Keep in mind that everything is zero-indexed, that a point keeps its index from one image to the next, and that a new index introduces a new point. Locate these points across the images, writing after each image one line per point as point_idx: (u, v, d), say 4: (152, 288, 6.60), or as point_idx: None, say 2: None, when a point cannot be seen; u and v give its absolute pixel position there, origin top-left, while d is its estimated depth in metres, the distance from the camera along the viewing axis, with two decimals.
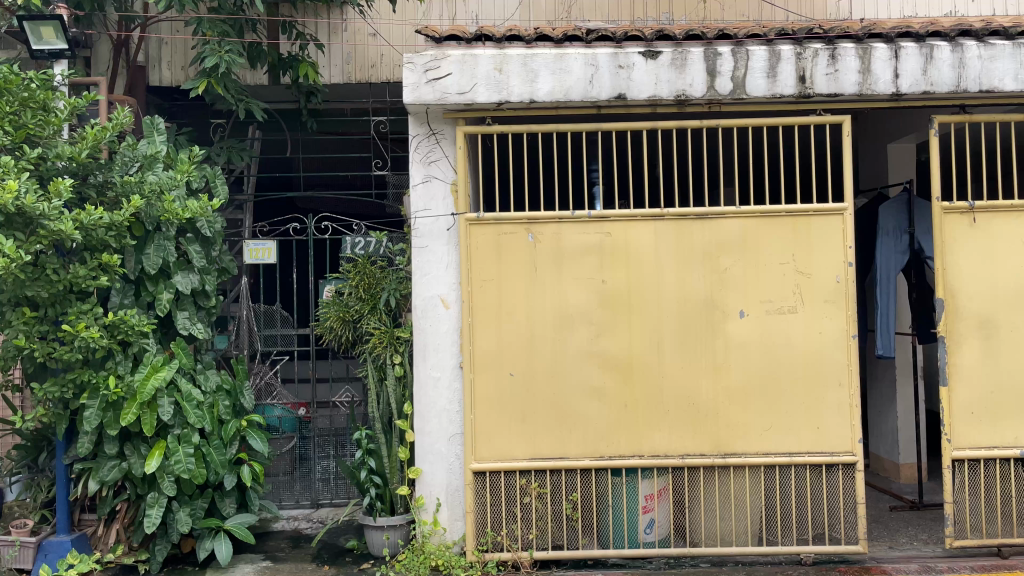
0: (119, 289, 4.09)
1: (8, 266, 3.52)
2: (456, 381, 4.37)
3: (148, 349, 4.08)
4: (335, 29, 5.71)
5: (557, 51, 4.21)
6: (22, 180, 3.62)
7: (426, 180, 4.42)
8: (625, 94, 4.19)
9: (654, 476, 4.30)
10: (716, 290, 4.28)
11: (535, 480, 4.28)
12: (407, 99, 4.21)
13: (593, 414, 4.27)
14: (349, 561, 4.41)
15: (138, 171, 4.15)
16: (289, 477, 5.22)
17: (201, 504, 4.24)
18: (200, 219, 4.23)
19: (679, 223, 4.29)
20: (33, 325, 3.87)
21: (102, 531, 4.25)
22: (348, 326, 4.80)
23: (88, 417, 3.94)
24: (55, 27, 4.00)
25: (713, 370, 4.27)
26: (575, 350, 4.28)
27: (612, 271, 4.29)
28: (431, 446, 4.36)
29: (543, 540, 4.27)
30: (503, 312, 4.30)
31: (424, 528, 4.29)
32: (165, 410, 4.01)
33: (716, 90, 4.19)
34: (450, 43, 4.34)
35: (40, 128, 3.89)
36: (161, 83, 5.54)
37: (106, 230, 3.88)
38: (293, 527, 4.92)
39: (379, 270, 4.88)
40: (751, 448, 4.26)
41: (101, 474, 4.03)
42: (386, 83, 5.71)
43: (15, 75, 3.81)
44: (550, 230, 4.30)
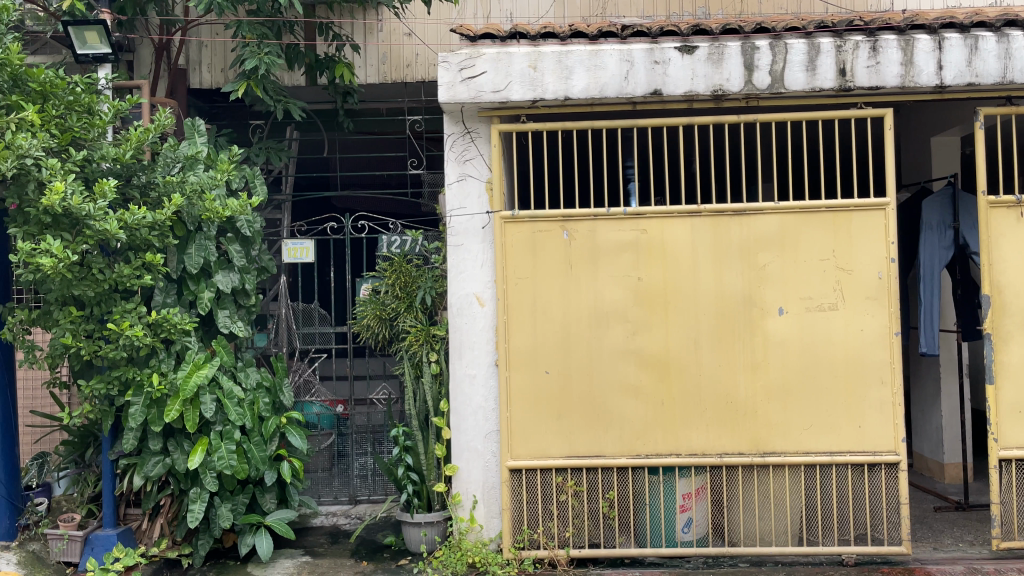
0: (162, 288, 4.19)
1: (57, 266, 3.61)
2: (491, 379, 4.37)
3: (190, 347, 4.16)
4: (371, 29, 5.74)
5: (592, 48, 4.19)
6: (68, 182, 3.71)
7: (460, 178, 4.43)
8: (661, 90, 4.16)
9: (692, 475, 4.28)
10: (754, 288, 4.23)
11: (571, 478, 4.27)
12: (442, 97, 4.22)
13: (629, 413, 4.25)
14: (388, 557, 4.45)
15: (180, 172, 4.23)
16: (328, 474, 5.28)
17: (243, 499, 4.32)
18: (240, 218, 4.30)
19: (716, 219, 4.24)
20: (80, 324, 3.95)
21: (147, 526, 4.32)
22: (385, 323, 4.88)
23: (132, 414, 4.01)
24: (99, 32, 4.07)
25: (751, 368, 4.22)
26: (610, 349, 4.27)
27: (648, 268, 4.26)
28: (466, 443, 4.37)
29: (579, 539, 4.27)
30: (539, 310, 4.30)
31: (461, 524, 4.31)
32: (207, 407, 4.08)
33: (754, 85, 4.14)
34: (484, 42, 4.35)
35: (86, 131, 3.98)
36: (201, 85, 5.67)
37: (149, 230, 3.95)
38: (331, 523, 4.98)
39: (415, 269, 4.92)
40: (790, 447, 4.21)
41: (145, 469, 4.12)
42: (421, 82, 5.73)
43: (61, 79, 3.91)
44: (585, 227, 4.29)
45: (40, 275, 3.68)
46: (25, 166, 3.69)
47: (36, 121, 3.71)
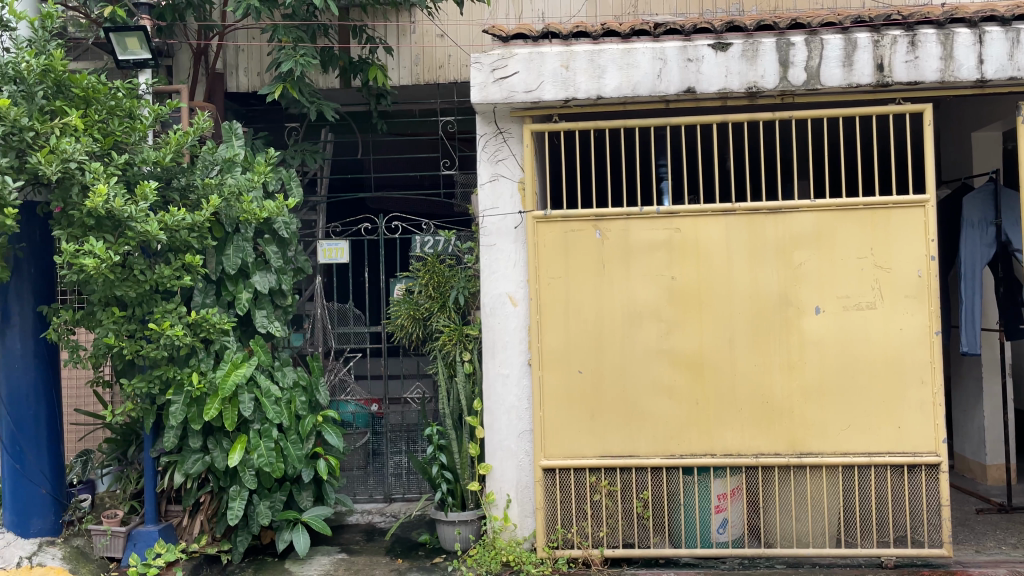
0: (201, 289, 4.27)
1: (100, 267, 3.69)
2: (524, 379, 4.38)
3: (229, 346, 4.22)
4: (404, 31, 5.78)
5: (624, 46, 4.18)
6: (111, 185, 3.78)
7: (493, 178, 4.43)
8: (694, 87, 4.14)
9: (727, 476, 4.25)
10: (790, 286, 4.19)
11: (605, 478, 4.27)
12: (474, 98, 4.25)
13: (663, 413, 4.23)
14: (422, 555, 4.47)
15: (218, 174, 4.31)
16: (363, 472, 5.33)
17: (280, 496, 4.38)
18: (277, 219, 4.37)
19: (751, 218, 4.20)
20: (123, 324, 4.03)
21: (187, 522, 4.39)
22: (418, 324, 4.92)
23: (173, 412, 4.09)
24: (140, 38, 4.14)
25: (787, 368, 4.18)
26: (644, 348, 4.25)
27: (682, 267, 4.24)
28: (500, 442, 4.38)
29: (613, 539, 4.26)
30: (572, 310, 4.30)
31: (495, 523, 4.32)
32: (246, 406, 4.15)
33: (789, 81, 4.10)
34: (517, 42, 4.36)
35: (127, 135, 4.06)
36: (238, 89, 5.74)
37: (188, 231, 4.02)
38: (366, 521, 5.03)
39: (448, 269, 4.94)
40: (827, 447, 4.16)
41: (186, 467, 4.19)
42: (453, 83, 5.76)
43: (103, 84, 3.99)
44: (618, 226, 4.28)
45: (84, 276, 3.76)
46: (69, 170, 3.77)
47: (80, 126, 3.80)
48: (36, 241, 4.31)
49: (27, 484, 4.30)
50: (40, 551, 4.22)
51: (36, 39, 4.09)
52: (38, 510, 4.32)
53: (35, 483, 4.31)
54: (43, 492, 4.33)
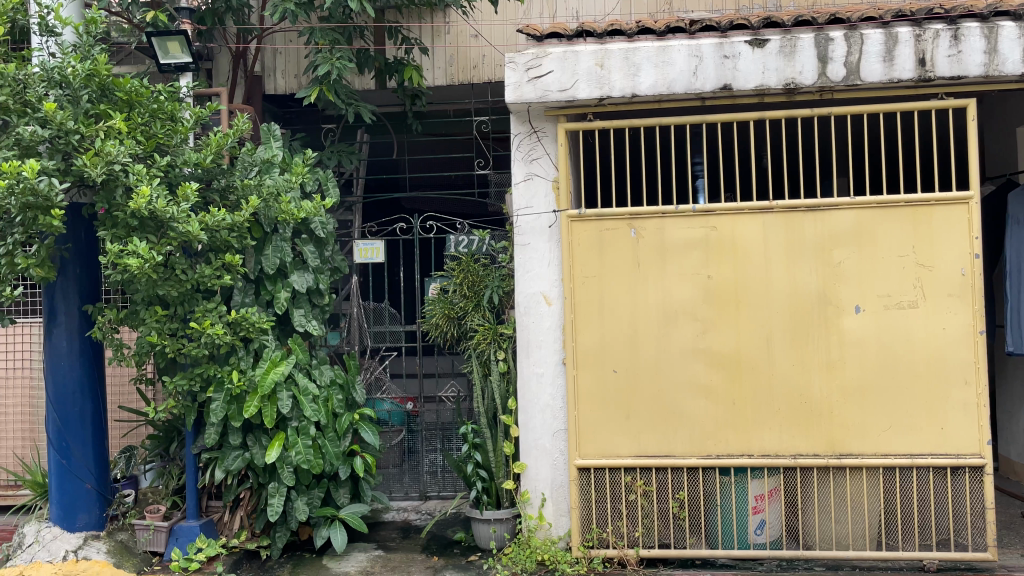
0: (241, 288, 4.34)
1: (143, 266, 3.76)
2: (559, 378, 4.38)
3: (268, 345, 4.30)
4: (438, 32, 5.81)
5: (660, 44, 4.16)
6: (154, 186, 3.85)
7: (527, 178, 4.45)
8: (730, 84, 4.10)
9: (765, 476, 4.21)
10: (830, 285, 4.13)
11: (640, 478, 4.25)
12: (509, 98, 4.26)
13: (699, 413, 4.20)
14: (458, 553, 4.50)
15: (257, 175, 4.38)
16: (399, 470, 5.38)
17: (318, 493, 4.43)
18: (314, 219, 4.44)
19: (789, 216, 4.16)
20: (165, 322, 4.10)
21: (228, 518, 4.47)
22: (453, 323, 4.95)
23: (213, 410, 4.17)
24: (181, 42, 4.21)
25: (826, 368, 4.13)
26: (680, 348, 4.22)
27: (718, 265, 4.20)
28: (534, 441, 4.39)
29: (649, 539, 4.24)
30: (607, 309, 4.29)
31: (529, 522, 4.34)
32: (284, 404, 4.22)
33: (828, 77, 4.05)
34: (551, 41, 4.36)
35: (169, 137, 4.14)
36: (276, 91, 5.82)
37: (229, 231, 4.09)
38: (403, 518, 5.07)
39: (482, 268, 4.97)
40: (867, 449, 4.10)
41: (226, 463, 4.26)
42: (488, 83, 5.77)
43: (145, 88, 4.07)
44: (653, 224, 4.26)
45: (127, 275, 3.83)
46: (114, 172, 3.85)
47: (124, 128, 3.87)
48: (82, 241, 4.40)
49: (72, 480, 4.39)
50: (85, 546, 4.30)
51: (80, 44, 4.19)
52: (84, 505, 4.40)
53: (80, 479, 4.40)
54: (88, 487, 4.42)
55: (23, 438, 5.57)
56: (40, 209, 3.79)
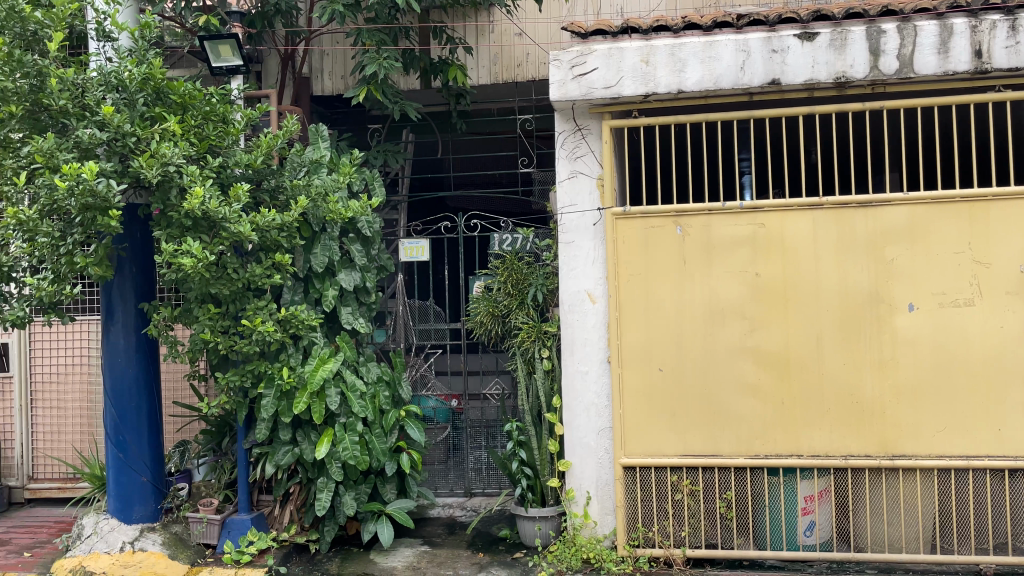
0: (291, 287, 4.43)
1: (196, 266, 3.84)
2: (604, 376, 4.36)
3: (316, 342, 4.37)
4: (483, 31, 5.82)
5: (706, 39, 4.12)
6: (207, 187, 3.94)
7: (572, 175, 4.43)
8: (779, 79, 4.04)
9: (815, 477, 4.14)
10: (882, 283, 4.05)
11: (687, 477, 4.22)
12: (553, 96, 4.27)
13: (747, 412, 4.15)
14: (503, 550, 4.52)
15: (306, 175, 4.47)
16: (444, 466, 5.42)
17: (365, 489, 4.50)
18: (361, 218, 4.51)
19: (840, 212, 4.08)
20: (218, 320, 4.19)
21: (278, 512, 4.56)
22: (497, 320, 4.97)
23: (264, 406, 4.25)
24: (232, 46, 4.30)
25: (878, 368, 4.05)
26: (727, 346, 4.18)
27: (766, 263, 4.15)
28: (579, 440, 4.38)
29: (696, 538, 4.22)
30: (652, 307, 4.26)
31: (575, 520, 4.33)
32: (332, 400, 4.30)
33: (881, 70, 3.96)
34: (596, 38, 4.34)
35: (221, 138, 4.23)
36: (323, 92, 5.89)
37: (279, 231, 4.17)
38: (448, 514, 5.12)
39: (526, 266, 4.97)
40: (921, 450, 4.01)
41: (277, 458, 4.33)
42: (532, 81, 5.77)
43: (198, 91, 4.16)
44: (699, 222, 4.21)
45: (181, 274, 3.92)
46: (169, 173, 3.94)
47: (178, 130, 3.96)
48: (137, 241, 4.52)
49: (129, 473, 4.51)
50: (141, 537, 4.39)
51: (136, 48, 4.29)
52: (140, 498, 4.52)
53: (137, 472, 4.52)
54: (144, 480, 4.53)
55: (81, 431, 5.76)
56: (99, 210, 3.89)
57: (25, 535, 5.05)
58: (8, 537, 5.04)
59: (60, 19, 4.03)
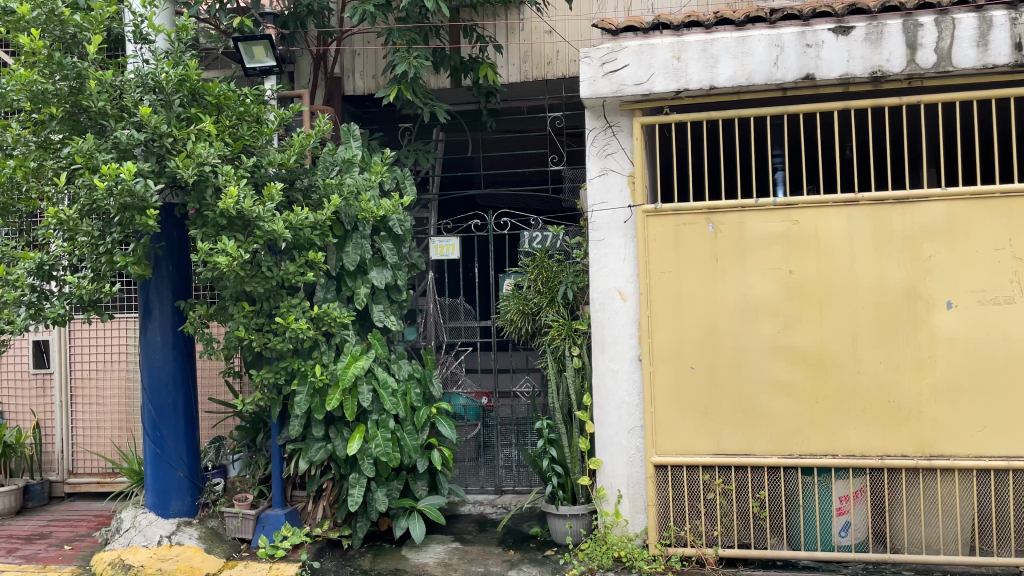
0: (323, 284, 4.48)
1: (231, 264, 3.89)
2: (635, 374, 4.34)
3: (348, 340, 4.42)
4: (513, 29, 5.83)
5: (739, 35, 4.08)
6: (241, 187, 3.99)
7: (602, 173, 4.42)
8: (814, 74, 3.99)
9: (850, 477, 4.08)
10: (919, 280, 3.99)
11: (719, 476, 4.19)
12: (584, 93, 4.26)
13: (780, 411, 4.11)
14: (534, 548, 4.52)
15: (338, 174, 4.52)
16: (475, 463, 5.44)
17: (397, 485, 4.52)
18: (393, 217, 4.54)
19: (876, 208, 4.02)
20: (252, 318, 4.23)
21: (312, 507, 4.61)
22: (528, 318, 4.96)
23: (298, 402, 4.32)
24: (266, 46, 4.35)
25: (916, 366, 3.98)
26: (760, 344, 4.14)
27: (801, 260, 4.10)
28: (610, 438, 4.37)
29: (728, 539, 4.19)
30: (684, 305, 4.23)
31: (606, 519, 4.32)
32: (364, 397, 4.34)
33: (918, 64, 3.90)
34: (627, 35, 4.33)
35: (255, 138, 4.29)
36: (355, 92, 5.95)
37: (311, 230, 4.21)
38: (479, 512, 5.15)
39: (556, 264, 4.97)
40: (960, 450, 3.94)
41: (310, 455, 4.40)
42: (562, 78, 5.78)
43: (232, 91, 4.22)
44: (732, 218, 4.18)
45: (217, 272, 3.97)
46: (204, 173, 4.00)
47: (214, 131, 4.02)
48: (174, 240, 4.59)
49: (166, 467, 4.59)
50: (178, 531, 4.46)
51: (172, 50, 4.36)
52: (177, 492, 4.60)
53: (174, 467, 4.60)
54: (181, 475, 4.62)
55: (119, 427, 5.87)
56: (137, 210, 3.96)
57: (66, 528, 5.17)
58: (49, 530, 5.15)
59: (98, 22, 4.10)
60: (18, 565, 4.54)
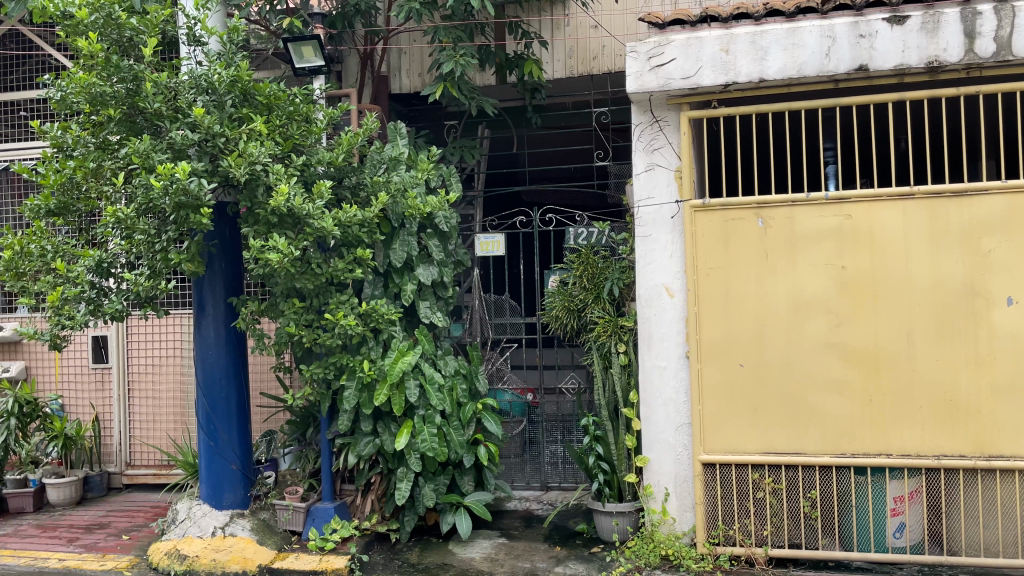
0: (371, 281, 4.53)
1: (282, 261, 3.94)
2: (681, 372, 4.30)
3: (396, 336, 4.46)
4: (558, 24, 5.79)
5: (790, 26, 4.01)
6: (292, 185, 4.05)
7: (649, 168, 4.37)
8: (867, 65, 3.90)
9: (905, 477, 3.99)
10: (978, 276, 3.88)
11: (769, 475, 4.13)
12: (630, 88, 4.23)
13: (833, 410, 4.03)
14: (581, 544, 4.52)
15: (385, 172, 4.56)
16: (521, 459, 5.46)
17: (443, 480, 4.57)
18: (439, 214, 4.58)
19: (933, 202, 3.92)
20: (302, 314, 4.29)
21: (360, 501, 4.68)
22: (573, 315, 4.95)
23: (347, 397, 4.37)
24: (315, 46, 4.41)
25: (974, 364, 3.87)
26: (812, 341, 4.07)
27: (854, 255, 4.01)
28: (657, 435, 4.34)
29: (778, 538, 4.14)
30: (733, 301, 4.18)
31: (652, 516, 4.29)
32: (411, 392, 4.38)
33: (976, 53, 3.79)
34: (674, 28, 4.28)
35: (305, 137, 4.36)
36: (401, 90, 6.00)
37: (360, 227, 4.25)
38: (525, 507, 5.16)
39: (601, 260, 4.95)
40: (1021, 450, 3.83)
41: (359, 449, 4.47)
42: (607, 73, 5.73)
43: (282, 91, 4.29)
44: (782, 213, 4.11)
45: (268, 269, 4.02)
46: (256, 172, 4.07)
47: (264, 130, 4.08)
48: (226, 238, 4.69)
49: (220, 461, 4.69)
50: (231, 523, 4.55)
51: (225, 52, 4.44)
52: (230, 485, 4.69)
53: (227, 460, 4.70)
54: (234, 468, 4.72)
55: (175, 420, 6.03)
56: (191, 208, 4.05)
57: (124, 519, 5.32)
58: (108, 520, 5.31)
59: (154, 25, 4.20)
60: (79, 554, 4.69)
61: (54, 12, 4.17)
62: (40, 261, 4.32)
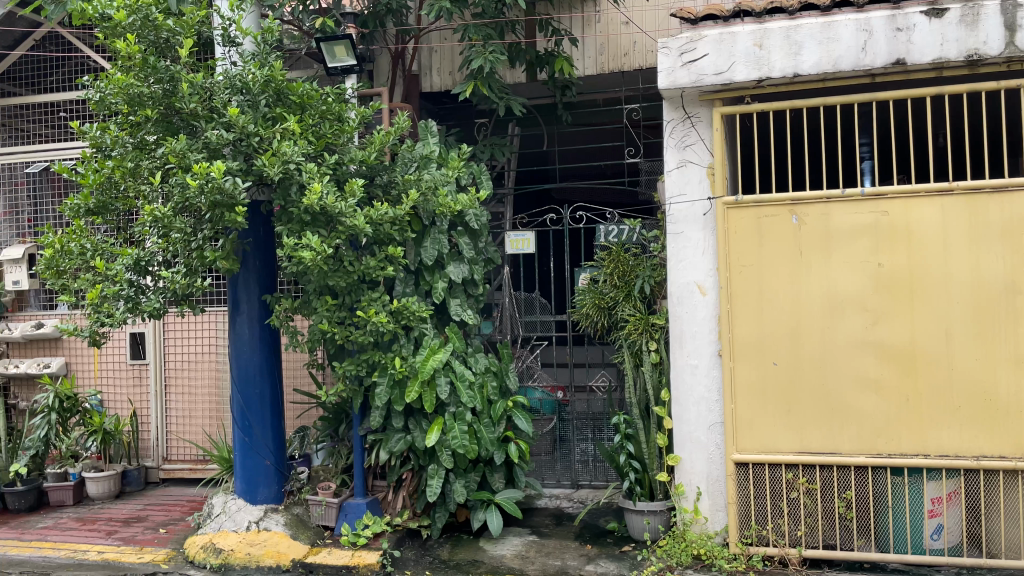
0: (402, 279, 4.57)
1: (315, 258, 3.97)
2: (714, 370, 4.26)
3: (426, 333, 4.48)
4: (589, 21, 5.79)
5: (824, 20, 3.95)
6: (325, 183, 4.08)
7: (681, 165, 4.34)
8: (905, 59, 3.83)
9: (943, 478, 3.92)
10: (1020, 274, 3.79)
11: (803, 475, 4.09)
12: (661, 84, 4.19)
13: (869, 409, 3.97)
14: (611, 543, 4.50)
15: (416, 171, 4.60)
16: (551, 457, 5.48)
17: (475, 477, 4.59)
18: (469, 212, 4.60)
19: (972, 198, 3.84)
20: (334, 311, 4.32)
21: (392, 497, 4.72)
22: (603, 313, 4.88)
23: (378, 394, 4.40)
24: (347, 46, 4.44)
25: (1015, 364, 3.79)
26: (848, 339, 4.01)
27: (891, 253, 3.94)
28: (688, 433, 4.30)
29: (813, 538, 4.10)
30: (766, 299, 4.13)
31: (685, 515, 4.26)
32: (443, 389, 4.40)
33: (1018, 46, 3.70)
34: (707, 23, 4.24)
35: (337, 136, 4.38)
36: (432, 88, 6.06)
37: (391, 225, 4.28)
38: (555, 505, 5.16)
39: (632, 259, 4.91)
40: None
41: (390, 445, 4.50)
42: (639, 69, 5.70)
43: (315, 91, 4.34)
44: (817, 210, 4.06)
45: (302, 266, 4.06)
46: (289, 171, 4.11)
47: (298, 130, 4.11)
48: (260, 236, 4.75)
49: (254, 456, 4.76)
50: (265, 518, 4.62)
51: (259, 52, 4.49)
52: (264, 480, 4.75)
53: (261, 456, 4.76)
54: (268, 463, 4.77)
55: (209, 416, 6.12)
56: (226, 207, 4.11)
57: (161, 512, 5.42)
58: (146, 514, 5.41)
59: (190, 26, 4.27)
60: (117, 546, 4.78)
61: (93, 14, 4.24)
62: (80, 260, 4.39)
